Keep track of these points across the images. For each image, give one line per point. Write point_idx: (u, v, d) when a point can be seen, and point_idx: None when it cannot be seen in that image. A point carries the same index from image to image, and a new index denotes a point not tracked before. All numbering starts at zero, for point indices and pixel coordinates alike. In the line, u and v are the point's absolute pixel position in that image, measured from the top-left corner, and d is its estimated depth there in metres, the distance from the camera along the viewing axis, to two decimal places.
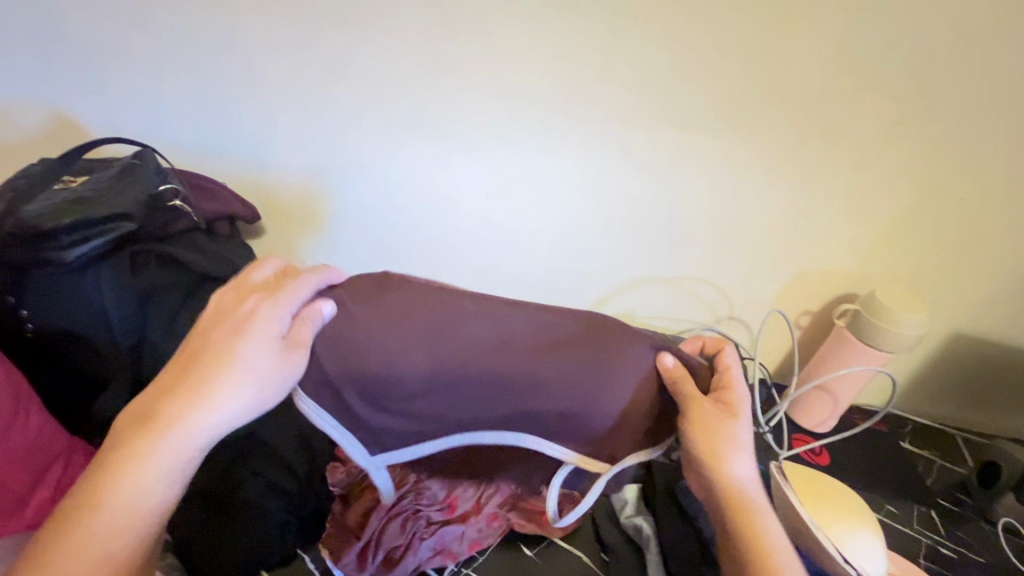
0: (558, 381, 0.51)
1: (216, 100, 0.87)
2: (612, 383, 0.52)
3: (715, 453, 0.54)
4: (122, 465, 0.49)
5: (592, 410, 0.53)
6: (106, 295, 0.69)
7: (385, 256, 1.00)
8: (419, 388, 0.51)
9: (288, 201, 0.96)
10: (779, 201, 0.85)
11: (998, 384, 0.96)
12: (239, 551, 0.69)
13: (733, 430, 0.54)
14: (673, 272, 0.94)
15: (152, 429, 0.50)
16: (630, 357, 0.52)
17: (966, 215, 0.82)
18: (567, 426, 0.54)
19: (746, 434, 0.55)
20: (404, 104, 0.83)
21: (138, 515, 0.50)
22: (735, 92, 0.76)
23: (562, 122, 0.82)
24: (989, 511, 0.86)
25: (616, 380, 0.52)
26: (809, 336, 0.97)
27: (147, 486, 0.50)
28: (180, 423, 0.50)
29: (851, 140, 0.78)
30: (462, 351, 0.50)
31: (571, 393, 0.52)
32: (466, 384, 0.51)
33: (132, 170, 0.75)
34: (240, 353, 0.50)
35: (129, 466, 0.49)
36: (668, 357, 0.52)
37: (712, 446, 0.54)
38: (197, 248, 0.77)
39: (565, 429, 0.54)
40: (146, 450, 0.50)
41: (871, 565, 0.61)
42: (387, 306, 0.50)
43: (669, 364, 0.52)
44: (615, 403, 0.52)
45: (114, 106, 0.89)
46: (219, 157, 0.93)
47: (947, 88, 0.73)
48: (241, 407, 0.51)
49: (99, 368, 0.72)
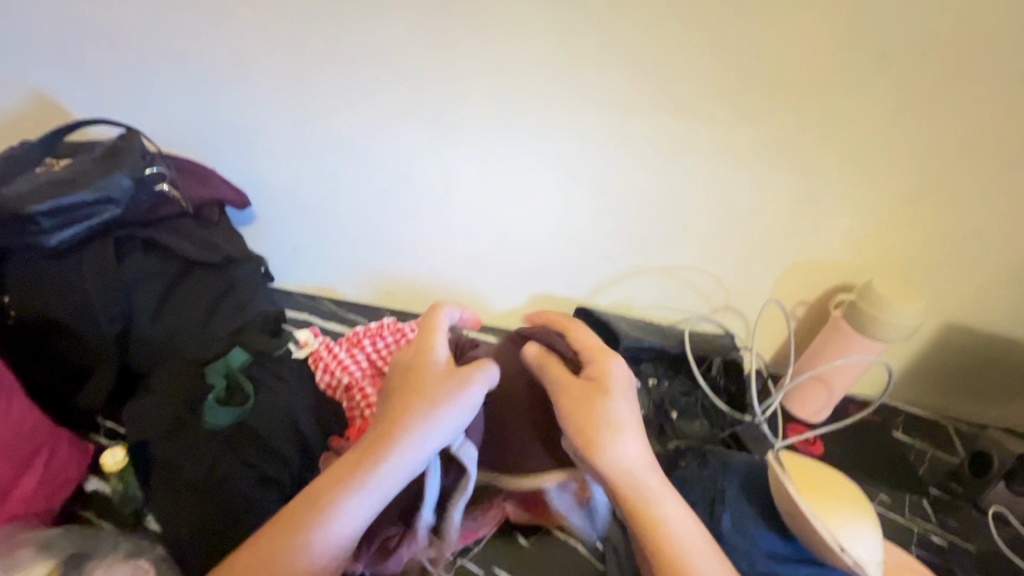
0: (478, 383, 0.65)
1: (201, 83, 0.84)
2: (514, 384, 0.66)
3: (585, 442, 0.55)
4: (332, 495, 0.52)
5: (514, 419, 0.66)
6: (90, 282, 0.67)
7: (377, 247, 0.97)
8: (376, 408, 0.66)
9: (277, 188, 0.93)
10: (778, 191, 0.84)
11: (992, 375, 0.96)
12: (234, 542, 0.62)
13: (601, 411, 0.56)
14: (669, 261, 0.93)
15: (367, 460, 0.53)
16: (509, 366, 0.68)
17: (964, 204, 0.82)
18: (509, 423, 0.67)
19: (617, 413, 0.56)
20: (395, 88, 0.81)
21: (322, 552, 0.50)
22: (734, 79, 0.75)
23: (558, 108, 0.80)
24: (980, 500, 0.86)
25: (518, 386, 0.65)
26: (805, 326, 0.96)
27: (345, 519, 0.51)
28: (394, 450, 0.53)
29: (850, 129, 0.77)
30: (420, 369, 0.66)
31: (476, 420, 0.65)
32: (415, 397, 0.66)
33: (115, 152, 0.71)
34: (434, 397, 0.55)
35: (339, 497, 0.52)
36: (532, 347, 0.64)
37: (590, 424, 0.56)
38: (185, 234, 0.75)
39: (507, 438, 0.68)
40: (360, 477, 0.52)
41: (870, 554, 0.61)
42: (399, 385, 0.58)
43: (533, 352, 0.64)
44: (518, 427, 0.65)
45: (98, 90, 0.86)
46: (206, 142, 0.90)
47: (946, 76, 0.72)
48: (445, 434, 0.55)
49: (82, 355, 0.70)
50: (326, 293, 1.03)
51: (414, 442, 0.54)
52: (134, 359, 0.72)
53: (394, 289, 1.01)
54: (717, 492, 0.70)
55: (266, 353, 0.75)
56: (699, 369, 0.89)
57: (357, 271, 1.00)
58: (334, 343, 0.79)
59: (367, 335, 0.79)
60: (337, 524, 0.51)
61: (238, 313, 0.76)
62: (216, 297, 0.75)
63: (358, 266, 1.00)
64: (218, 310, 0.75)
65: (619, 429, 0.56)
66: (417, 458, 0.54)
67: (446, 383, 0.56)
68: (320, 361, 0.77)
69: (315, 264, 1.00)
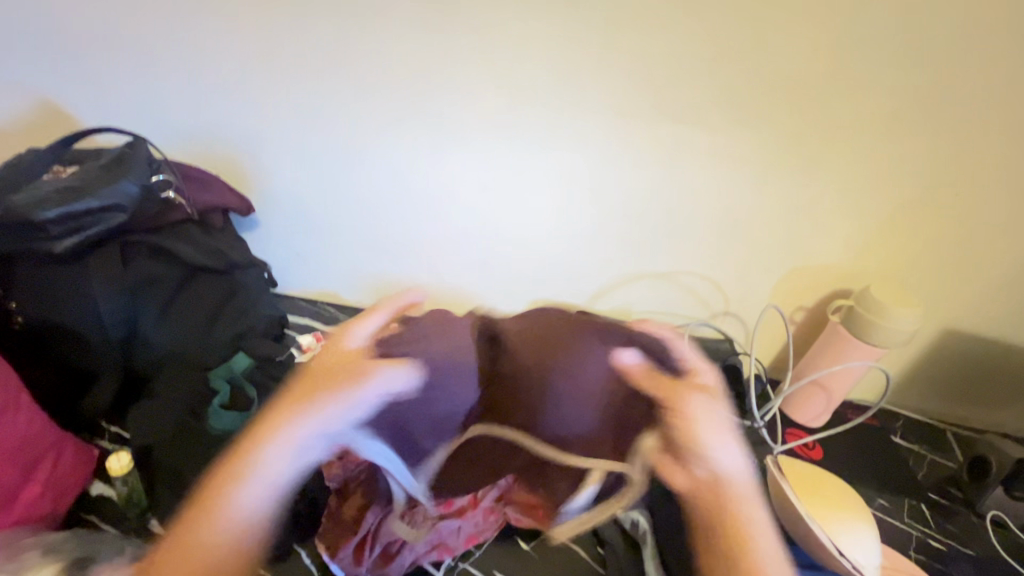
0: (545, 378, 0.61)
1: (206, 90, 0.85)
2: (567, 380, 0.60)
3: (695, 446, 0.55)
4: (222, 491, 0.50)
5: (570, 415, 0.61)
6: (98, 287, 0.68)
7: (379, 253, 0.98)
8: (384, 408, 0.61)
9: (279, 194, 0.94)
10: (776, 197, 0.85)
11: (989, 380, 0.97)
12: None
13: (708, 410, 0.56)
14: (668, 267, 0.94)
15: (251, 452, 0.51)
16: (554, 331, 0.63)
17: (959, 211, 0.83)
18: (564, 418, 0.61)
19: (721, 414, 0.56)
20: (398, 95, 0.82)
21: (223, 549, 0.48)
22: (732, 87, 0.76)
23: (558, 115, 0.81)
24: (978, 504, 0.87)
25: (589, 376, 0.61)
26: (803, 332, 0.97)
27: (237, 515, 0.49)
28: (279, 438, 0.52)
29: (846, 136, 0.78)
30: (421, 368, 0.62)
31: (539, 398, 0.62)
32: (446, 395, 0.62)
33: (122, 160, 0.71)
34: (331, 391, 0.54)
35: (230, 491, 0.50)
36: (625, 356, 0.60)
37: (693, 427, 0.55)
38: (191, 240, 0.75)
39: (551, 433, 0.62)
40: (244, 472, 0.51)
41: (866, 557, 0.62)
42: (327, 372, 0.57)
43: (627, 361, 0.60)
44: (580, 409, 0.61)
45: (104, 97, 0.87)
46: (209, 148, 0.91)
47: (941, 84, 0.73)
48: (330, 427, 0.54)
49: (87, 360, 0.70)
50: (327, 297, 1.04)
51: (289, 435, 0.52)
52: (137, 363, 0.73)
53: (395, 294, 1.02)
54: None
55: (270, 358, 0.74)
56: None
57: (358, 275, 1.01)
58: None
59: None
60: (229, 517, 0.49)
61: (242, 317, 0.77)
62: (220, 302, 0.75)
63: (359, 270, 1.00)
64: (221, 314, 0.75)
65: (723, 433, 0.55)
66: (307, 448, 0.53)
67: (340, 374, 0.56)
68: None
69: (317, 269, 1.01)
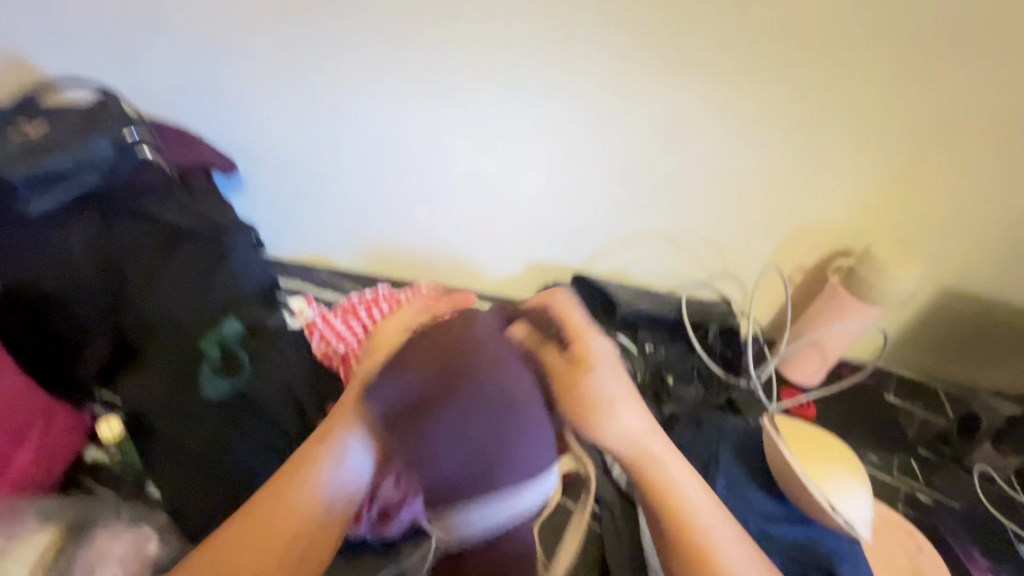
0: (479, 367, 0.55)
1: (179, 42, 0.80)
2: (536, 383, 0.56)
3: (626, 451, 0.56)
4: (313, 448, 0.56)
5: (502, 428, 0.54)
6: (78, 253, 0.66)
7: (370, 215, 0.94)
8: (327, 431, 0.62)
9: (263, 155, 0.90)
10: (779, 153, 0.82)
11: (984, 338, 0.97)
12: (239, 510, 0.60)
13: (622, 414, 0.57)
14: (666, 227, 0.91)
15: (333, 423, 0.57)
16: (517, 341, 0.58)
17: (963, 166, 0.82)
18: (529, 444, 0.54)
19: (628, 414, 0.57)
20: (385, 49, 0.78)
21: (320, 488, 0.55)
22: (738, 35, 0.73)
23: (557, 68, 0.77)
24: (966, 458, 0.89)
25: (509, 380, 0.55)
26: (803, 292, 0.96)
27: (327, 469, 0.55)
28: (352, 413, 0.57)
29: (850, 88, 0.76)
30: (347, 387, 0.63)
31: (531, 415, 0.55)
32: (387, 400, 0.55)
33: (94, 116, 0.69)
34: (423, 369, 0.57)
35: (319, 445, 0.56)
36: (516, 330, 0.59)
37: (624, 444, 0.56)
38: (174, 203, 0.72)
39: (495, 450, 0.53)
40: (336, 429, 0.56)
41: (860, 515, 0.59)
42: (472, 339, 0.57)
43: (518, 333, 0.59)
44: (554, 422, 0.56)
45: (70, 49, 0.81)
46: (186, 106, 0.86)
47: (952, 33, 0.71)
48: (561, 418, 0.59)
49: (73, 330, 0.67)
50: (317, 262, 1.00)
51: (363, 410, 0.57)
52: (126, 332, 0.68)
53: (387, 257, 0.99)
54: (712, 455, 0.67)
55: (262, 325, 0.70)
56: (696, 336, 0.88)
57: (349, 237, 0.97)
58: (329, 313, 0.78)
59: (362, 303, 0.76)
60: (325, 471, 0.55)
61: (232, 282, 0.71)
62: (209, 267, 0.71)
63: (349, 233, 0.97)
64: (212, 279, 0.70)
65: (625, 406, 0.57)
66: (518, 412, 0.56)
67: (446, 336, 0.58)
68: (315, 330, 0.75)
69: (304, 233, 0.98)
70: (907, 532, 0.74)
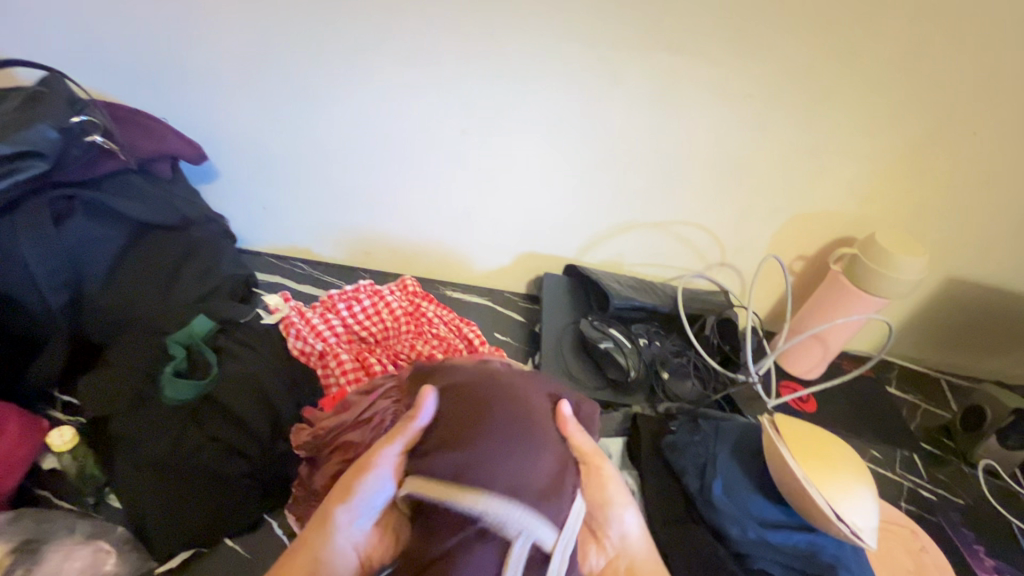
0: (499, 391, 0.50)
1: (142, 18, 0.74)
2: (545, 426, 0.50)
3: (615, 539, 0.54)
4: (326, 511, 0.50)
5: (500, 449, 0.46)
6: (25, 249, 0.58)
7: (351, 205, 0.90)
8: (329, 437, 0.60)
9: (236, 142, 0.85)
10: (781, 137, 0.78)
11: (988, 329, 0.94)
12: (200, 517, 0.56)
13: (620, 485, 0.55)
14: (661, 216, 0.87)
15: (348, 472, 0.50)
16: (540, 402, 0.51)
17: (972, 150, 0.78)
18: (507, 477, 0.45)
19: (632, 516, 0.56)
20: (364, 26, 0.73)
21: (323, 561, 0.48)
22: (740, 9, 0.69)
23: (548, 47, 0.73)
24: (971, 455, 0.87)
25: (519, 412, 0.49)
26: (803, 283, 0.92)
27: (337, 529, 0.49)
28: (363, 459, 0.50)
29: (859, 67, 0.72)
30: (359, 396, 0.63)
31: (523, 450, 0.47)
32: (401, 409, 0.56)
33: (38, 99, 0.62)
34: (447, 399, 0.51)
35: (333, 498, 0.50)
36: (565, 405, 0.53)
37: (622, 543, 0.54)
38: (135, 194, 0.68)
39: (477, 468, 0.45)
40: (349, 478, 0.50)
41: (872, 525, 0.56)
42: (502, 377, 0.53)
43: (567, 412, 0.52)
44: (540, 468, 0.46)
45: (19, 27, 0.75)
46: (153, 87, 0.80)
47: (964, 8, 0.67)
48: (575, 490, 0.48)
49: (25, 327, 0.61)
50: (297, 254, 0.96)
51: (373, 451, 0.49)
52: (88, 330, 0.65)
53: (371, 249, 0.94)
54: (709, 457, 0.64)
55: (231, 322, 0.69)
56: (693, 328, 0.84)
57: (331, 228, 0.93)
58: (307, 308, 0.75)
59: (342, 299, 0.76)
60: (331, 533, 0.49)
61: (204, 278, 0.71)
62: (180, 258, 0.70)
63: (330, 223, 0.92)
64: (182, 272, 0.70)
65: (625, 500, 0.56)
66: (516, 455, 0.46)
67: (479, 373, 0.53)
68: (291, 328, 0.70)
69: (282, 225, 0.93)
70: (911, 531, 0.71)
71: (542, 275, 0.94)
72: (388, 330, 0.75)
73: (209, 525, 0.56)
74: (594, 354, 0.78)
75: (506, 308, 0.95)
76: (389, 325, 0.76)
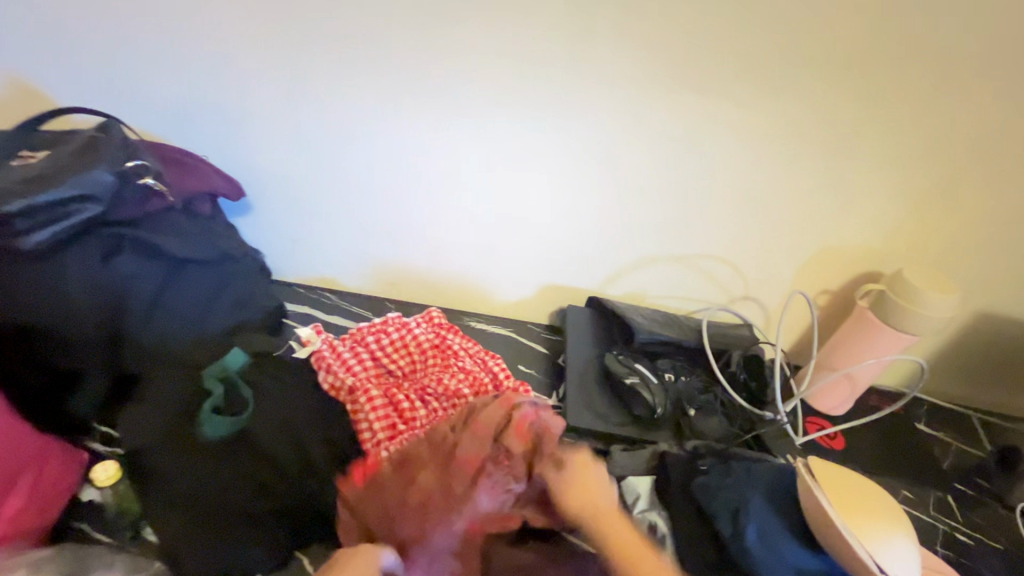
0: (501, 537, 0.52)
1: (189, 66, 0.78)
2: None
3: None
4: None
5: None
6: (73, 286, 0.61)
7: (377, 237, 0.92)
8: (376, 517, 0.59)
9: (268, 177, 0.88)
10: (802, 174, 0.79)
11: (1017, 365, 0.93)
12: (220, 553, 0.56)
13: None
14: (683, 250, 0.88)
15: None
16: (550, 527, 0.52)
17: (996, 187, 0.78)
18: None
19: None
20: (398, 70, 0.77)
21: None
22: (757, 55, 0.71)
23: (573, 88, 0.75)
24: (1007, 495, 0.85)
25: None
26: (828, 317, 0.91)
27: None
28: None
29: (878, 108, 0.73)
30: (395, 473, 0.61)
31: None
32: (451, 473, 0.61)
33: (96, 145, 0.65)
34: None
35: None
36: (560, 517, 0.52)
37: None
38: (176, 232, 0.70)
39: None
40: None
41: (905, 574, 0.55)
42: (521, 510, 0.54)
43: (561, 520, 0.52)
44: None
45: (76, 74, 0.80)
46: (194, 128, 0.84)
47: (978, 54, 0.69)
48: None
49: (69, 364, 0.61)
50: (324, 285, 0.98)
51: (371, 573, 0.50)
52: (129, 365, 0.66)
53: (397, 281, 0.96)
54: (742, 502, 0.63)
55: (266, 355, 0.70)
56: (717, 363, 0.84)
57: (357, 261, 0.95)
58: (337, 341, 0.76)
59: (370, 332, 0.77)
60: None
61: (236, 308, 0.73)
62: (214, 291, 0.72)
63: (357, 256, 0.94)
64: (216, 305, 0.72)
65: None
66: None
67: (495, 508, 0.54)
68: (322, 361, 0.72)
69: (310, 256, 0.95)
70: None
71: (566, 308, 0.94)
72: (415, 364, 0.77)
73: (229, 563, 0.56)
74: (619, 389, 0.78)
75: (530, 340, 0.95)
76: (416, 359, 0.77)
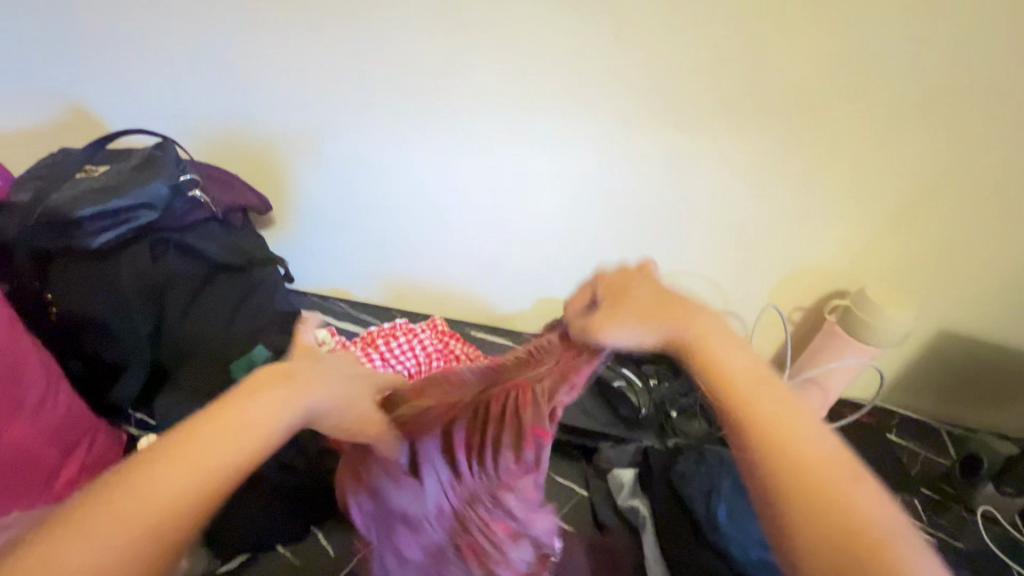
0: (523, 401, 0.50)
1: (226, 95, 0.88)
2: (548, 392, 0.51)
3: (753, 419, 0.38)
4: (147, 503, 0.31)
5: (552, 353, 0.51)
6: (125, 282, 0.70)
7: (388, 250, 1.01)
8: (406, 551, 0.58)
9: (292, 194, 0.97)
10: (776, 201, 0.87)
11: (985, 381, 0.98)
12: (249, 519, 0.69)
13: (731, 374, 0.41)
14: (669, 267, 0.96)
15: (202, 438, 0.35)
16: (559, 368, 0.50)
17: (958, 216, 0.84)
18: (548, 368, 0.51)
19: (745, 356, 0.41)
20: (409, 102, 0.84)
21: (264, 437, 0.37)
22: (731, 93, 0.77)
23: (567, 119, 0.83)
24: (970, 500, 0.90)
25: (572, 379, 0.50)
26: (802, 330, 0.99)
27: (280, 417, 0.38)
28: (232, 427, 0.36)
29: (845, 143, 0.80)
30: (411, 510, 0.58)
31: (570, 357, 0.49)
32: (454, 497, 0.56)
33: (153, 162, 0.75)
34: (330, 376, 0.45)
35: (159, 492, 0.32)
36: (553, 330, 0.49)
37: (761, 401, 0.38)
38: (213, 238, 0.78)
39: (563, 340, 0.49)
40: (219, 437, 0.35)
41: None
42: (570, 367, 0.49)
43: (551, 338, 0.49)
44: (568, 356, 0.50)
45: (129, 99, 0.90)
46: (229, 148, 0.93)
47: (939, 95, 0.74)
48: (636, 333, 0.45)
49: (116, 351, 0.72)
50: (338, 295, 1.07)
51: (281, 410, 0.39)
52: (165, 357, 0.74)
53: (406, 292, 1.05)
54: (713, 485, 0.72)
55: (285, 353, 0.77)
56: None
57: (372, 273, 1.04)
58: (350, 342, 0.84)
59: (381, 335, 0.85)
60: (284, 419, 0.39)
61: (260, 311, 0.79)
62: (242, 296, 0.78)
63: (371, 268, 1.03)
64: (243, 307, 0.78)
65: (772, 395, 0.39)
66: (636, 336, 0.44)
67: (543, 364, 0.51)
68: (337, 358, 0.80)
69: (328, 267, 1.04)
70: None
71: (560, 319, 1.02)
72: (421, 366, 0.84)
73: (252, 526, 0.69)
74: (608, 391, 0.83)
75: None
76: (422, 361, 0.84)
